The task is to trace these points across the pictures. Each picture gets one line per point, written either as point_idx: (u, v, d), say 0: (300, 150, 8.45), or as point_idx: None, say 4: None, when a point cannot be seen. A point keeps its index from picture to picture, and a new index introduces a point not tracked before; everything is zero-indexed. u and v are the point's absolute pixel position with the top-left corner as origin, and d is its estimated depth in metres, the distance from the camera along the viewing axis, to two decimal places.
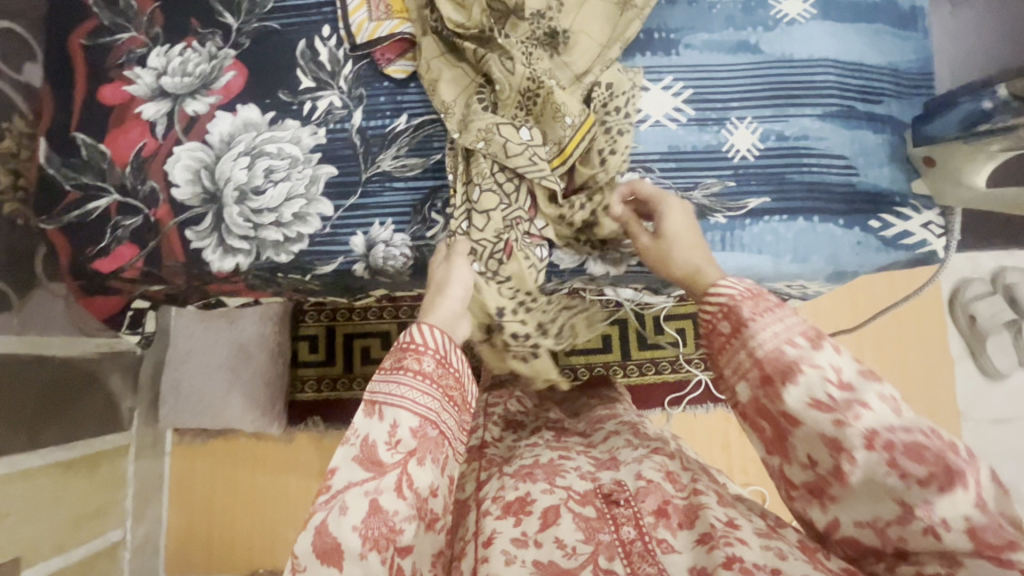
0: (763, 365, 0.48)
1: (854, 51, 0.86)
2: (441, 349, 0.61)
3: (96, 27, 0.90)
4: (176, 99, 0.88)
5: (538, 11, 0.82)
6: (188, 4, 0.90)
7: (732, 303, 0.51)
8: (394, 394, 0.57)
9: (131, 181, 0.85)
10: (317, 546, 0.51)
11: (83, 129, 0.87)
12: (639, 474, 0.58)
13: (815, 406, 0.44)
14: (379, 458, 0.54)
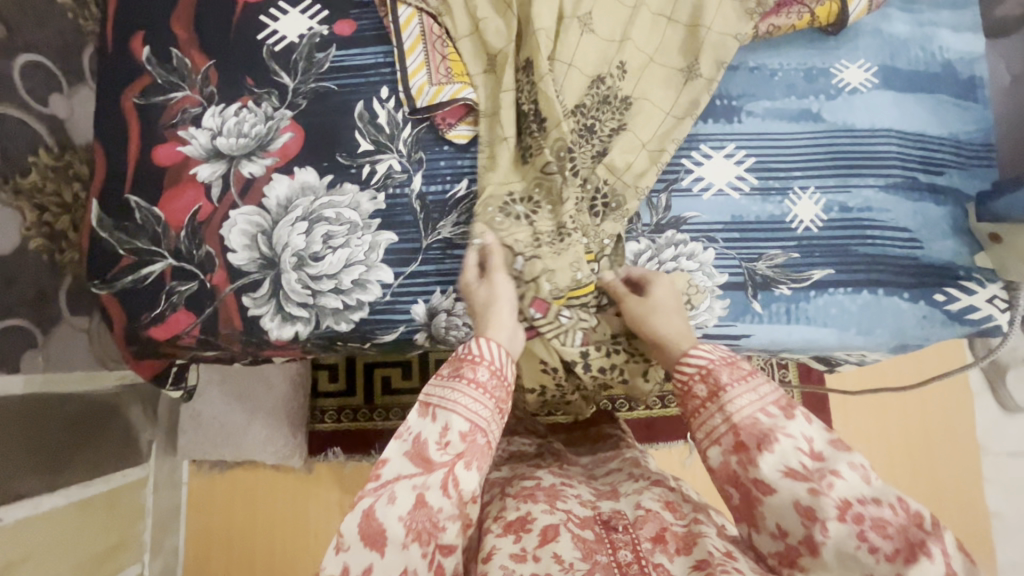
0: (739, 430, 0.64)
1: (916, 121, 0.86)
2: (495, 361, 0.69)
3: (150, 84, 0.88)
4: (231, 160, 0.86)
5: (597, 83, 0.83)
6: (244, 62, 0.89)
7: (708, 368, 0.68)
8: (448, 399, 0.66)
9: (186, 246, 0.84)
10: (365, 529, 0.59)
11: (136, 191, 0.85)
12: (638, 504, 0.72)
13: (790, 474, 0.60)
14: (429, 456, 0.63)
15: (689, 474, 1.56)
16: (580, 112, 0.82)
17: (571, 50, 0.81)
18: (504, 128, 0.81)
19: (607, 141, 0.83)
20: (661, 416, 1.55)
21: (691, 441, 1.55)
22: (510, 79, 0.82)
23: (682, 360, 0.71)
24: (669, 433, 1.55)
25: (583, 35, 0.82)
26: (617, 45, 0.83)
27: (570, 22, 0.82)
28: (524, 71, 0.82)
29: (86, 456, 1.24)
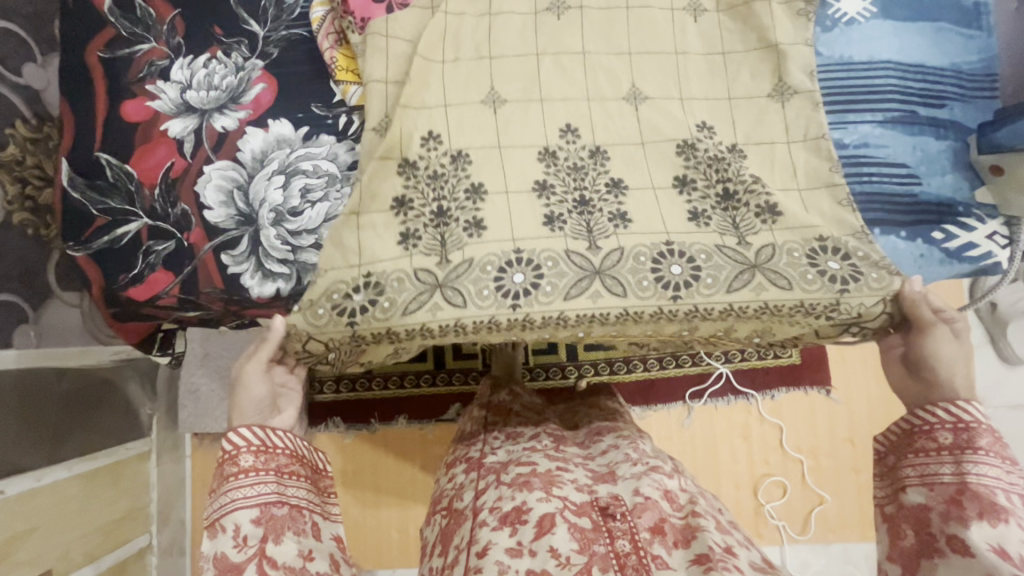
0: (963, 491, 0.59)
1: (916, 52, 0.82)
2: (260, 440, 0.66)
3: (113, 37, 0.84)
4: (202, 115, 0.83)
5: (691, 142, 0.77)
6: (209, 11, 0.85)
7: (975, 425, 0.61)
8: (230, 500, 0.63)
9: (161, 204, 0.82)
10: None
11: (106, 149, 0.83)
12: (636, 490, 0.70)
13: (996, 551, 0.55)
14: (233, 561, 0.60)
15: (687, 437, 1.56)
16: (686, 187, 0.76)
17: (636, 129, 0.77)
18: (377, 202, 0.75)
19: (768, 193, 0.75)
20: (659, 377, 1.54)
21: (690, 402, 1.55)
22: (569, 159, 0.76)
23: (931, 408, 0.65)
24: (668, 394, 1.54)
25: (588, 114, 0.78)
26: (683, 103, 0.79)
27: (618, 102, 0.78)
28: (451, 159, 0.76)
29: (83, 429, 1.24)
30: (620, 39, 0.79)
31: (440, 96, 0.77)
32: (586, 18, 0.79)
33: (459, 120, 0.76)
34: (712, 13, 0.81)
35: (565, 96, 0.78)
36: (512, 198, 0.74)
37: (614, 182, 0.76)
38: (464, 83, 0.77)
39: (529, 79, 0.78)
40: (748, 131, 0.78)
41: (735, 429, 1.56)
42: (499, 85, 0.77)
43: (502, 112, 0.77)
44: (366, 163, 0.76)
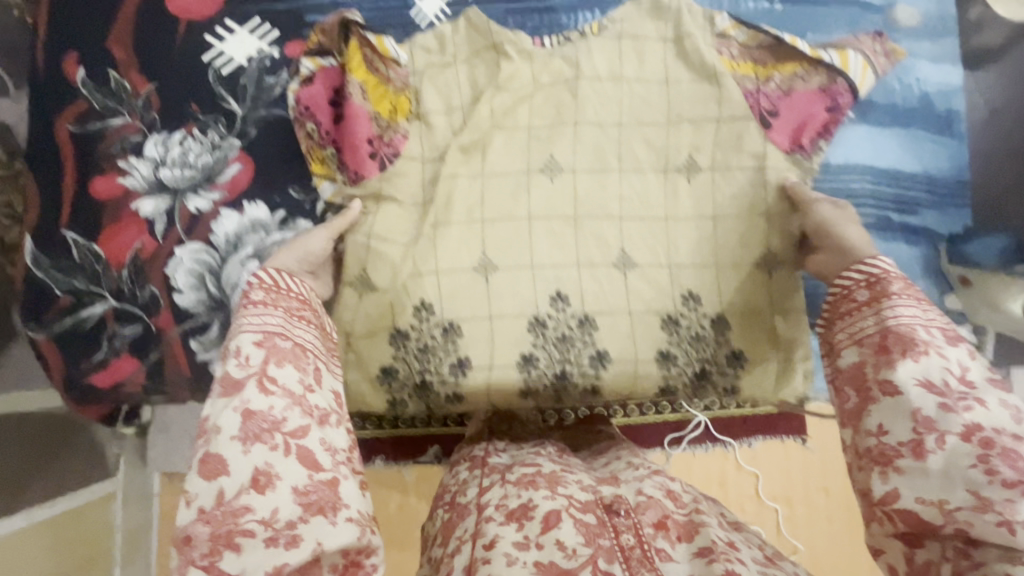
0: (886, 336, 0.52)
1: (890, 158, 0.83)
2: (269, 280, 0.61)
3: (85, 110, 0.82)
4: (176, 194, 0.81)
5: (672, 316, 0.81)
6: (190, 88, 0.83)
7: (881, 275, 0.56)
8: (242, 324, 0.56)
9: (129, 286, 0.79)
10: (200, 470, 0.48)
11: (74, 226, 0.80)
12: (639, 490, 0.58)
13: (926, 386, 0.49)
14: (235, 378, 0.52)
15: None
16: (668, 362, 0.80)
17: (624, 298, 0.80)
18: (369, 367, 0.82)
19: (733, 372, 0.81)
20: None
21: None
22: (556, 332, 0.80)
23: (846, 274, 0.60)
24: None
25: (578, 285, 0.81)
26: (671, 272, 0.81)
27: (607, 267, 0.81)
28: (443, 330, 0.80)
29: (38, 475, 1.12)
30: (613, 202, 0.81)
31: (433, 262, 0.80)
32: (578, 183, 0.81)
33: (449, 291, 0.80)
34: (707, 171, 0.81)
35: (556, 263, 0.81)
36: (495, 372, 0.80)
37: (599, 354, 0.80)
38: (457, 248, 0.80)
39: (521, 240, 0.81)
40: (727, 297, 0.81)
41: (710, 480, 1.42)
42: (492, 252, 0.80)
43: (493, 280, 0.80)
44: (372, 325, 0.82)
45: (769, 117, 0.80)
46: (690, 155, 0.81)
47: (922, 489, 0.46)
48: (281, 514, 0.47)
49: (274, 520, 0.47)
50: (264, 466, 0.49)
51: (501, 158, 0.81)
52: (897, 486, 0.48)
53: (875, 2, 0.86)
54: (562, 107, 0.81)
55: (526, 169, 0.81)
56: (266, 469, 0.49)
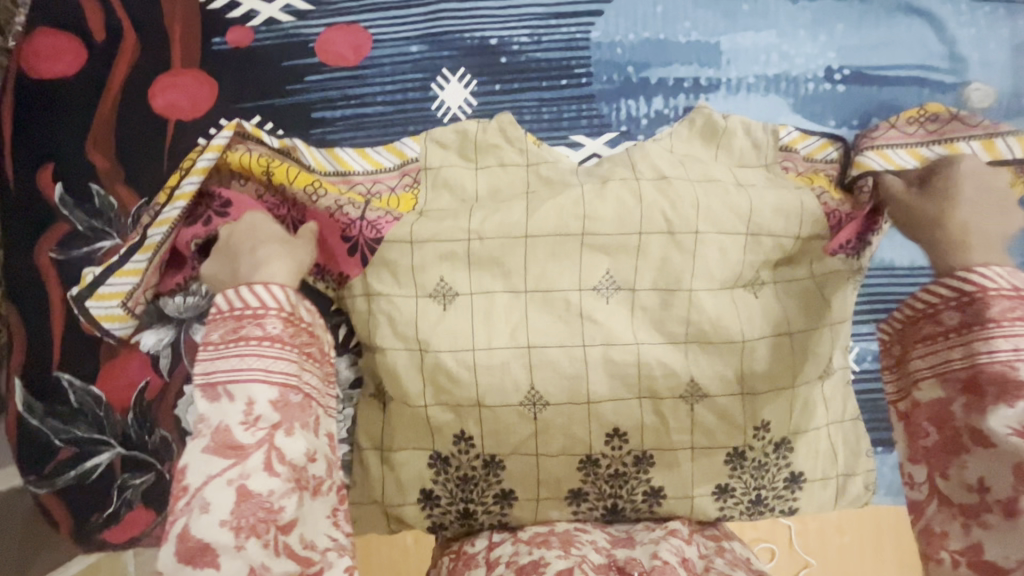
0: (977, 376, 0.51)
1: None
2: (286, 306, 0.55)
3: (68, 233, 0.72)
4: (181, 325, 0.73)
5: (737, 448, 0.73)
6: (171, 200, 0.70)
7: (986, 291, 0.52)
8: (238, 370, 0.51)
9: (137, 431, 0.72)
10: (180, 552, 0.47)
11: (68, 367, 0.72)
12: (655, 553, 0.67)
13: (1020, 433, 0.48)
14: (237, 442, 0.49)
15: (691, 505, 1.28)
16: (725, 495, 0.74)
17: (687, 433, 0.72)
18: (404, 494, 0.74)
19: (794, 496, 0.75)
20: None
21: None
22: (607, 468, 0.73)
23: (940, 280, 0.55)
24: None
25: (639, 419, 0.72)
26: (747, 401, 0.71)
27: (674, 400, 0.71)
28: (484, 462, 0.73)
29: None
30: (679, 325, 0.70)
31: (472, 390, 0.70)
32: (638, 302, 0.71)
33: (490, 425, 0.72)
34: (774, 284, 0.71)
35: (614, 398, 0.71)
36: (542, 504, 0.75)
37: (653, 489, 0.74)
38: (501, 382, 0.70)
39: (575, 376, 0.70)
40: (799, 421, 0.73)
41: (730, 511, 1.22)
42: (540, 385, 0.70)
43: (542, 417, 0.71)
44: (403, 458, 0.74)
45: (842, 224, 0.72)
46: (758, 270, 0.71)
47: (1012, 550, 0.48)
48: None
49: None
50: (257, 568, 0.48)
51: (549, 271, 0.71)
52: (982, 541, 0.50)
53: (947, 80, 0.77)
54: (626, 213, 0.70)
55: (576, 290, 0.71)
56: (261, 572, 0.48)
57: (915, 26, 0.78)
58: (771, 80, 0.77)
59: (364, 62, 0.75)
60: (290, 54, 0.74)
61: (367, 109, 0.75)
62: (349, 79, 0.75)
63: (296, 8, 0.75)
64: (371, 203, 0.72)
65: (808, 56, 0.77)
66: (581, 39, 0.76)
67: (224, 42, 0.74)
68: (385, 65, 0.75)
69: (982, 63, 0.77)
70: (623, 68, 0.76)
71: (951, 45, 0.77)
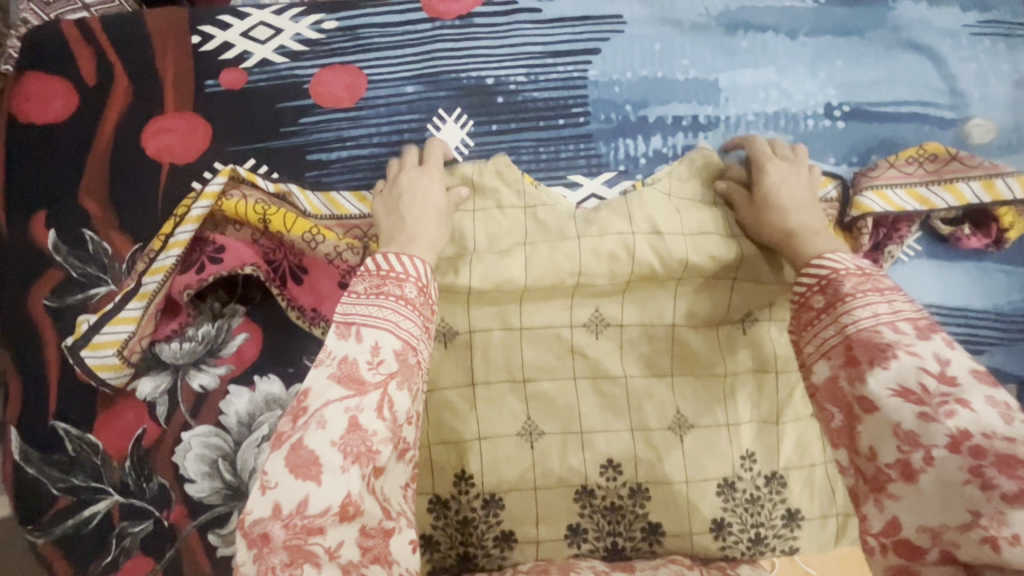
0: (852, 344, 0.47)
1: (960, 295, 0.76)
2: (423, 277, 0.56)
3: (62, 280, 0.71)
4: (176, 371, 0.72)
5: (727, 478, 0.74)
6: (166, 248, 0.69)
7: (833, 275, 0.51)
8: (373, 317, 0.51)
9: (134, 478, 0.72)
10: (288, 458, 0.43)
11: (63, 415, 0.71)
12: None
13: (902, 394, 0.42)
14: (360, 376, 0.46)
15: None
16: (722, 530, 0.74)
17: (680, 465, 0.73)
18: None
19: (791, 534, 0.74)
20: None
21: None
22: (603, 503, 0.74)
23: (803, 272, 0.55)
24: None
25: (631, 451, 0.74)
26: (732, 431, 0.74)
27: (663, 431, 0.74)
28: (483, 501, 0.73)
29: None
30: (664, 358, 0.75)
31: (474, 424, 0.73)
32: (626, 338, 0.75)
33: (490, 461, 0.73)
34: (764, 322, 0.75)
35: (607, 427, 0.74)
36: (542, 547, 0.73)
37: (652, 526, 0.74)
38: (500, 414, 0.74)
39: (569, 404, 0.74)
40: (789, 455, 0.75)
41: None
42: (536, 415, 0.74)
43: (540, 447, 0.73)
44: None
45: None
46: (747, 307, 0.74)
47: (923, 517, 0.40)
48: (345, 551, 0.42)
49: (337, 558, 0.41)
50: (353, 497, 0.42)
51: (544, 311, 0.74)
52: (895, 514, 0.41)
53: (947, 115, 0.77)
54: (618, 267, 0.71)
55: (569, 326, 0.74)
56: (356, 501, 0.42)
57: (914, 62, 0.77)
58: (771, 118, 0.76)
59: (359, 103, 0.74)
60: (284, 96, 0.74)
61: (362, 151, 0.74)
62: (344, 120, 0.74)
63: (290, 50, 0.74)
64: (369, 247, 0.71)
65: (808, 93, 0.76)
66: (578, 78, 0.75)
67: (217, 84, 0.74)
68: (380, 106, 0.74)
69: (982, 98, 0.77)
70: (621, 106, 0.75)
71: (951, 81, 0.77)
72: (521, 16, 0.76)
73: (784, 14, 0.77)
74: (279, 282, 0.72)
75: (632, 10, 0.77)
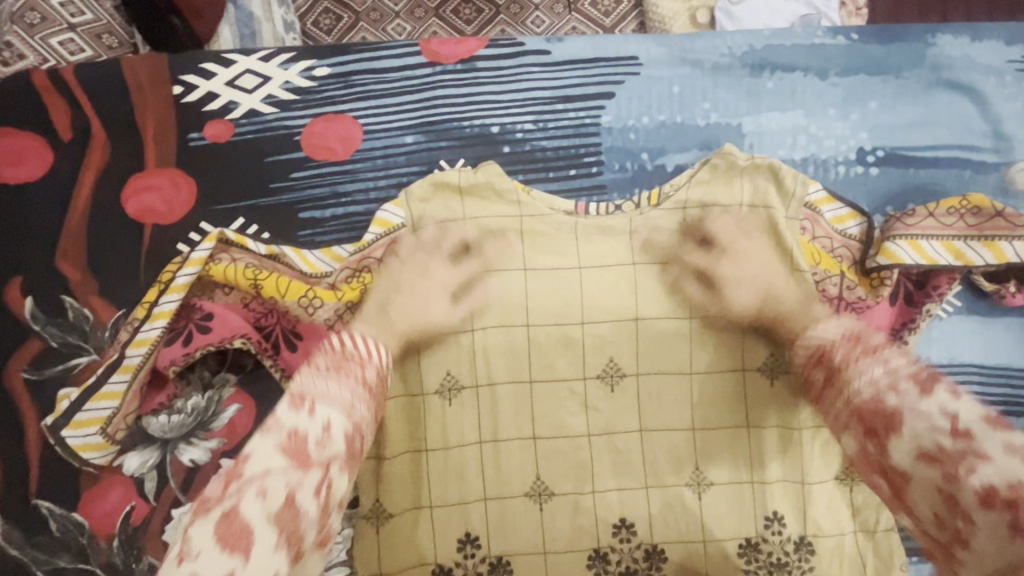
0: (863, 410, 0.48)
1: (1003, 352, 0.70)
2: (375, 356, 0.59)
3: (41, 350, 0.67)
4: (165, 445, 0.68)
5: (750, 539, 0.69)
6: (150, 318, 0.66)
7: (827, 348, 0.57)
8: (330, 391, 0.51)
9: (123, 559, 0.66)
10: (221, 530, 0.41)
11: (48, 493, 0.67)
12: None
13: (925, 457, 0.42)
14: (308, 451, 0.47)
15: None
16: None
17: (698, 524, 0.69)
18: None
19: None
20: None
21: None
22: (619, 567, 0.68)
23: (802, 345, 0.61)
24: None
25: (647, 511, 0.69)
26: (757, 488, 0.70)
27: (679, 488, 0.69)
28: (491, 566, 0.68)
29: None
30: (685, 413, 0.70)
31: (480, 486, 0.69)
32: (644, 391, 0.70)
33: (498, 523, 0.68)
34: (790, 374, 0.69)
35: (621, 486, 0.69)
36: None
37: None
38: (510, 474, 0.69)
39: (580, 463, 0.69)
40: (818, 524, 0.69)
41: None
42: (547, 475, 0.69)
43: (549, 509, 0.69)
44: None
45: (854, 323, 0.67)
46: (771, 355, 0.69)
47: (992, 566, 0.37)
48: None
49: None
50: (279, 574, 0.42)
51: (557, 365, 0.69)
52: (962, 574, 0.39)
53: (989, 159, 0.71)
54: (620, 302, 0.69)
55: (582, 379, 0.69)
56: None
57: (955, 102, 0.71)
58: (799, 164, 0.70)
59: (354, 155, 0.69)
60: (274, 149, 0.69)
61: (358, 206, 0.69)
62: (338, 173, 0.69)
63: (279, 99, 0.69)
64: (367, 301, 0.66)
65: (839, 136, 0.70)
66: (590, 124, 0.70)
67: (202, 137, 0.69)
68: (377, 157, 0.69)
69: None
70: (637, 154, 0.70)
71: (995, 123, 0.71)
72: (528, 58, 0.71)
73: (812, 52, 0.71)
74: (271, 351, 0.67)
75: (648, 49, 0.71)
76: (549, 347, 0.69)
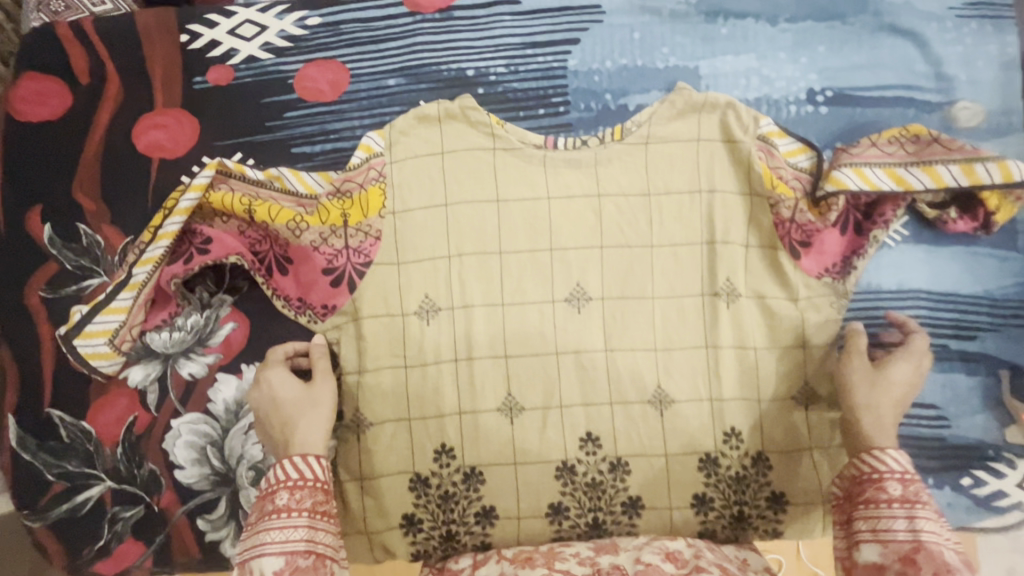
0: (915, 550, 0.56)
1: (949, 279, 0.75)
2: None
3: (57, 272, 0.74)
4: (166, 359, 0.74)
5: (710, 454, 0.73)
6: (155, 239, 0.71)
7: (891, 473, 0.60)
8: None
9: (125, 465, 0.73)
10: None
11: (59, 403, 0.73)
12: (638, 559, 0.64)
13: None
14: None
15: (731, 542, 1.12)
16: (704, 506, 0.73)
17: (659, 438, 0.73)
18: (385, 518, 0.73)
19: (777, 517, 0.73)
20: None
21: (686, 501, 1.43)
22: (585, 478, 0.73)
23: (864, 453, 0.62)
24: None
25: (611, 427, 0.74)
26: (714, 405, 0.74)
27: (641, 405, 0.74)
28: (464, 475, 0.73)
29: None
30: (647, 332, 0.74)
31: (454, 402, 0.73)
32: (608, 312, 0.75)
33: (471, 435, 0.73)
34: (745, 296, 0.74)
35: (587, 403, 0.74)
36: (523, 522, 0.73)
37: (631, 500, 0.73)
38: (482, 389, 0.73)
39: (548, 381, 0.74)
40: (772, 439, 0.73)
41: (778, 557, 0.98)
42: (517, 391, 0.74)
43: (520, 423, 0.73)
44: (378, 480, 0.73)
45: (801, 247, 0.73)
46: (728, 280, 0.74)
47: None
48: None
49: None
50: None
51: (527, 288, 0.74)
52: None
53: (933, 98, 0.76)
54: (585, 229, 0.75)
55: (551, 301, 0.75)
56: None
57: (900, 46, 0.76)
58: (753, 103, 0.76)
59: (341, 97, 0.76)
60: (269, 90, 0.76)
61: (345, 142, 0.75)
62: (327, 113, 0.76)
63: (275, 46, 0.76)
64: (348, 225, 0.73)
65: (790, 78, 0.76)
66: (558, 68, 0.76)
67: (205, 80, 0.76)
68: (362, 98, 0.76)
69: (969, 81, 0.76)
70: (601, 95, 0.76)
71: (936, 64, 0.76)
72: (501, 8, 0.77)
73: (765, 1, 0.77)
74: (264, 271, 0.73)
75: None
76: (519, 271, 0.74)
